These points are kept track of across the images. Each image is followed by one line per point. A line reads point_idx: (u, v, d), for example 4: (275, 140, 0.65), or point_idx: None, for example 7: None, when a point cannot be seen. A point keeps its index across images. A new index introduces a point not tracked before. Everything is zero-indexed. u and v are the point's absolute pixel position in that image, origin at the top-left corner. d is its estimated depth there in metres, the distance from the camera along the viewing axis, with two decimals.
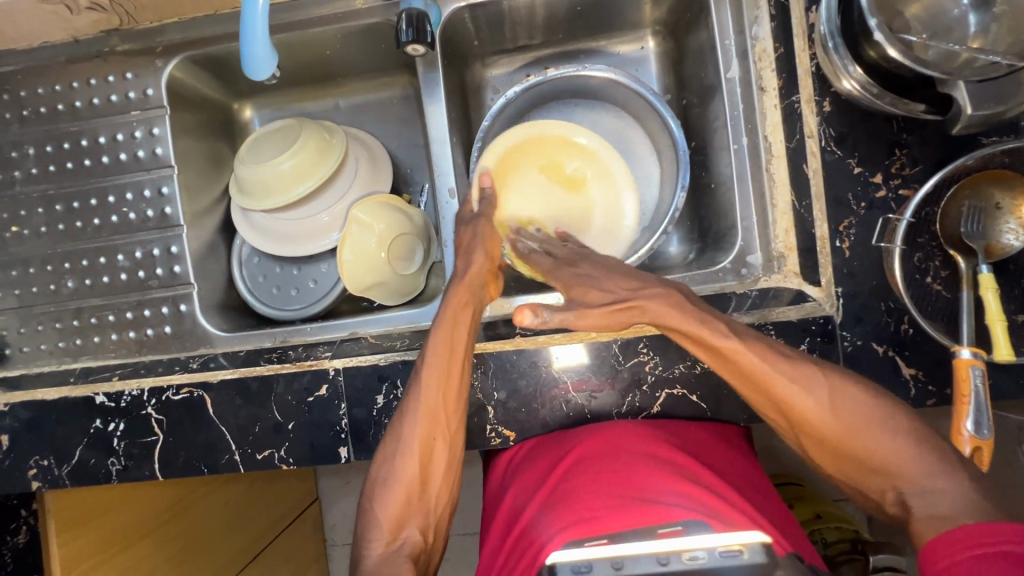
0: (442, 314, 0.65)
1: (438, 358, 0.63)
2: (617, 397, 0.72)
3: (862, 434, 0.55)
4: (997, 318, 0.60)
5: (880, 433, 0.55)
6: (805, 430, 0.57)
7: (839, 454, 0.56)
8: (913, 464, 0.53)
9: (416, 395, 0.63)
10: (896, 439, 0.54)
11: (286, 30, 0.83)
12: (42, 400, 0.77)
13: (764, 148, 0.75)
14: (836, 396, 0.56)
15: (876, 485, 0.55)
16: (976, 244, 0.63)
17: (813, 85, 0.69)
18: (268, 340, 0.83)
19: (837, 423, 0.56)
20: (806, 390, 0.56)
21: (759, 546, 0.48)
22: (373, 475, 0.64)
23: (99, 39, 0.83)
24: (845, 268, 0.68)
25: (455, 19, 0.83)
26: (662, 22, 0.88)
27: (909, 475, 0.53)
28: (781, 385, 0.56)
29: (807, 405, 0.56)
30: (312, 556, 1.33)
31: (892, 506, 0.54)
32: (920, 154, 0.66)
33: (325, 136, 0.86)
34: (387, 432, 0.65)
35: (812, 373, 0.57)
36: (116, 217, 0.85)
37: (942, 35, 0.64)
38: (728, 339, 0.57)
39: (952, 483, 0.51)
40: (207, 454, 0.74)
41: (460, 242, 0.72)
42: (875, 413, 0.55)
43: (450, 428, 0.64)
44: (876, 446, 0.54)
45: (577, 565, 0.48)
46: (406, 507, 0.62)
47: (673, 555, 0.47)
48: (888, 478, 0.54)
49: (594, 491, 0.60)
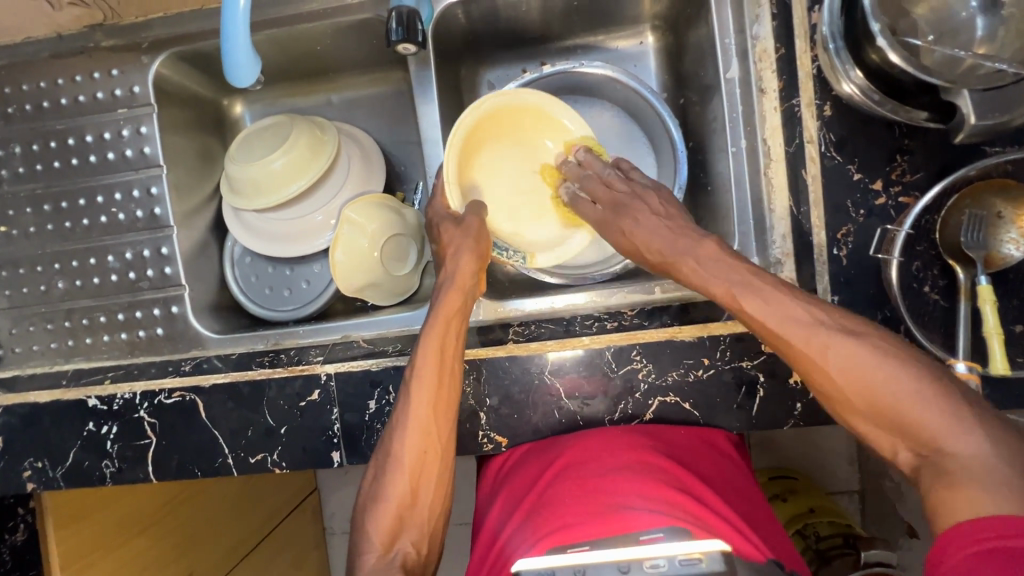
0: (432, 325, 0.67)
1: (428, 372, 0.64)
2: (609, 405, 0.71)
3: (876, 385, 0.51)
4: (994, 332, 0.59)
5: (900, 386, 0.51)
6: (821, 376, 0.54)
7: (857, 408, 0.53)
8: (951, 427, 0.48)
9: (404, 410, 0.64)
10: (921, 409, 0.49)
11: (275, 26, 0.81)
12: (35, 402, 0.77)
13: (763, 151, 0.72)
14: (848, 345, 0.53)
15: (890, 442, 0.52)
16: (976, 254, 0.62)
17: (814, 88, 0.68)
18: (260, 342, 0.82)
19: (852, 371, 0.52)
20: (813, 332, 0.54)
21: (718, 554, 0.51)
22: (365, 490, 0.65)
23: (83, 35, 0.81)
24: (842, 276, 0.67)
25: (448, 15, 0.80)
26: (662, 16, 0.85)
27: (928, 434, 0.49)
28: (797, 337, 0.55)
29: (820, 353, 0.54)
30: (311, 545, 1.35)
31: (909, 468, 0.51)
32: (921, 161, 0.65)
33: (317, 133, 0.85)
34: (377, 447, 0.66)
35: (826, 326, 0.54)
36: (105, 218, 0.84)
37: (949, 37, 0.61)
38: (734, 291, 0.58)
39: (975, 451, 0.47)
40: (201, 457, 0.75)
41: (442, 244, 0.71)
42: (886, 362, 0.52)
43: (443, 441, 0.65)
44: (882, 392, 0.51)
45: (541, 571, 0.52)
46: (398, 521, 0.62)
47: (634, 564, 0.50)
48: (906, 437, 0.50)
49: (575, 502, 0.61)
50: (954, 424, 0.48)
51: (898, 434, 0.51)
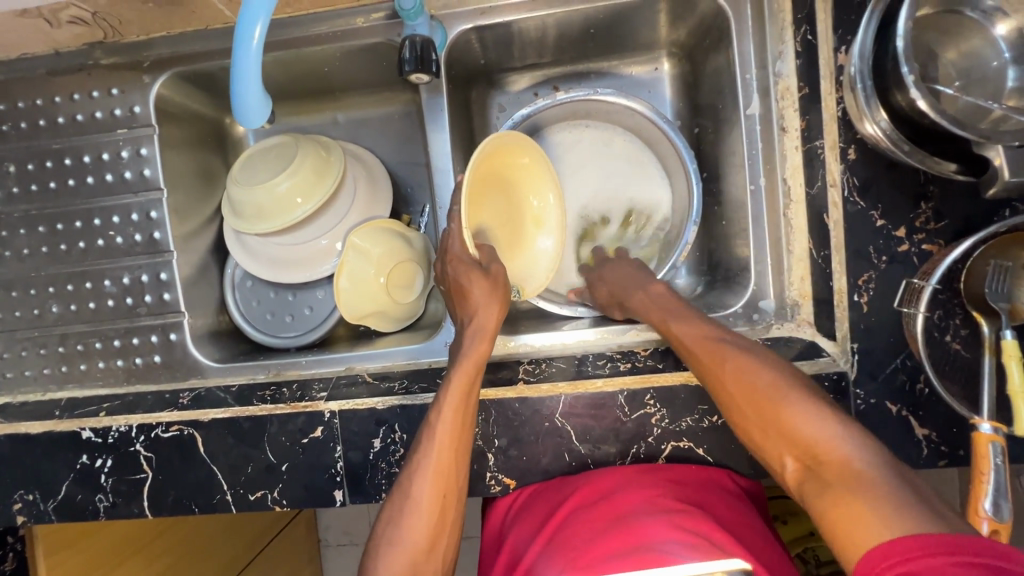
0: (458, 363, 0.65)
1: (455, 412, 0.62)
2: (621, 448, 0.69)
3: (786, 402, 0.56)
4: (1021, 392, 0.57)
5: (792, 399, 0.55)
6: (729, 390, 0.60)
7: (773, 429, 0.56)
8: (841, 440, 0.51)
9: (427, 450, 0.62)
10: (825, 431, 0.52)
11: (282, 48, 0.78)
12: (26, 433, 0.75)
13: (783, 191, 0.71)
14: (765, 366, 0.59)
15: (780, 452, 0.55)
16: (1001, 306, 0.60)
17: (838, 131, 0.66)
18: (261, 372, 0.80)
19: (759, 385, 0.58)
20: (734, 360, 0.60)
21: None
22: (377, 533, 0.61)
23: (82, 52, 0.78)
24: (862, 323, 0.66)
25: (461, 41, 0.78)
26: (679, 44, 0.83)
27: (818, 443, 0.52)
28: (715, 352, 0.62)
29: (738, 372, 0.59)
30: (306, 561, 1.33)
31: (795, 478, 0.53)
32: (947, 208, 0.63)
33: (323, 156, 0.82)
34: (392, 489, 0.63)
35: (744, 354, 0.61)
36: (102, 241, 0.81)
37: (978, 84, 0.60)
38: (691, 330, 0.65)
39: (855, 454, 0.50)
40: (198, 493, 0.72)
41: (468, 291, 0.68)
42: (793, 388, 0.56)
43: (462, 483, 0.63)
44: (792, 414, 0.55)
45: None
46: (413, 569, 0.58)
47: None
48: (799, 447, 0.53)
49: (596, 539, 0.61)
50: (854, 439, 0.51)
51: (801, 452, 0.53)
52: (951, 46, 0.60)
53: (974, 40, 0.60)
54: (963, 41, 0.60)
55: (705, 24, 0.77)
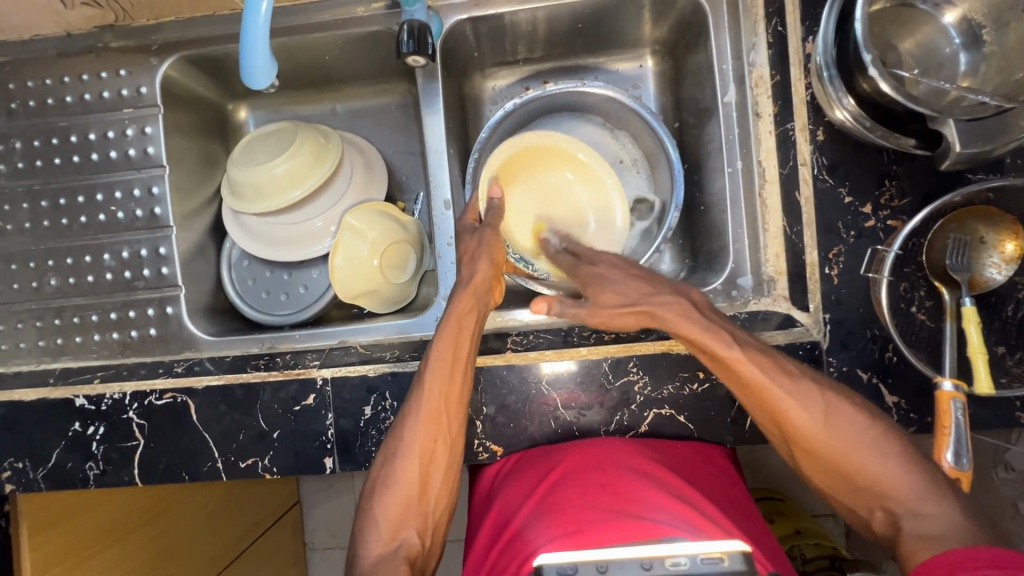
0: (442, 327, 0.68)
1: (441, 366, 0.65)
2: (605, 416, 0.72)
3: (856, 453, 0.57)
4: (979, 351, 0.61)
5: (875, 456, 0.56)
6: (794, 441, 0.60)
7: (837, 471, 0.58)
8: (923, 496, 0.54)
9: (417, 396, 0.65)
10: (899, 479, 0.55)
11: (285, 34, 0.82)
12: (19, 400, 0.76)
13: (758, 173, 0.75)
14: (830, 413, 0.58)
15: (866, 504, 0.57)
16: (961, 277, 0.64)
17: (807, 114, 0.71)
18: (255, 345, 0.82)
19: (831, 441, 0.58)
20: (804, 407, 0.59)
21: (739, 554, 0.47)
22: (373, 476, 0.66)
23: (93, 35, 0.81)
24: (833, 294, 0.69)
25: (456, 31, 0.83)
26: (661, 41, 0.88)
27: (904, 498, 0.54)
28: (782, 403, 0.59)
29: (803, 417, 0.58)
30: (290, 560, 1.31)
31: (881, 526, 0.56)
32: (909, 186, 0.68)
33: (321, 141, 0.85)
34: (387, 436, 0.67)
35: (814, 394, 0.59)
36: (104, 215, 0.83)
37: (933, 71, 0.65)
38: (730, 347, 0.60)
39: (944, 512, 0.52)
40: (189, 461, 0.73)
41: (465, 249, 0.75)
42: (871, 437, 0.57)
43: (451, 433, 0.66)
44: (869, 468, 0.56)
45: (563, 567, 0.47)
46: (404, 512, 0.63)
47: (657, 560, 0.47)
48: (879, 497, 0.56)
49: (586, 502, 0.60)
50: (925, 495, 0.54)
51: (875, 497, 0.56)
52: (908, 36, 0.66)
53: (928, 30, 0.65)
54: (918, 31, 0.65)
55: (685, 21, 0.81)
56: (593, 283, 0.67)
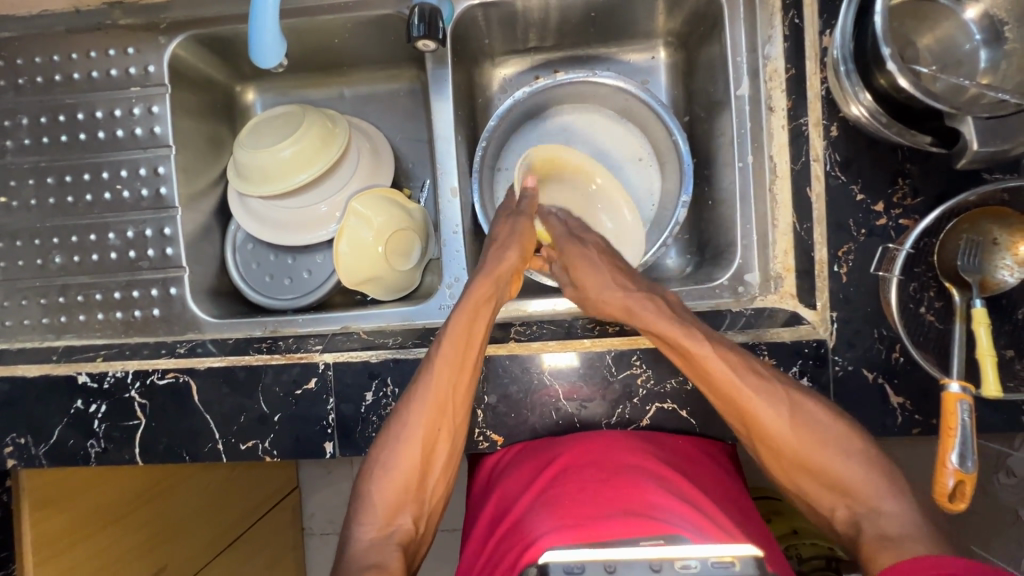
0: (461, 307, 0.67)
1: (455, 352, 0.65)
2: (607, 408, 0.72)
3: (820, 446, 0.60)
4: (987, 353, 0.60)
5: (833, 453, 0.59)
6: (763, 441, 0.62)
7: (802, 469, 0.61)
8: (880, 492, 0.57)
9: (428, 382, 0.65)
10: (858, 477, 0.58)
11: (295, 16, 0.81)
12: (22, 375, 0.76)
13: (769, 167, 0.74)
14: (795, 413, 0.61)
15: (829, 498, 0.60)
16: (972, 278, 0.63)
17: (822, 109, 0.69)
18: (258, 329, 0.82)
19: (799, 442, 0.60)
20: (771, 404, 0.61)
21: (750, 559, 0.47)
22: (370, 461, 0.65)
23: (101, 12, 0.81)
24: (841, 292, 0.68)
25: (467, 17, 0.81)
26: (674, 33, 0.87)
27: (865, 495, 0.58)
28: (752, 395, 0.61)
29: (768, 414, 0.61)
30: (289, 544, 1.32)
31: (840, 524, 0.59)
32: (922, 185, 0.67)
33: (328, 125, 0.84)
34: (390, 418, 0.66)
35: (779, 393, 0.62)
36: (109, 194, 0.83)
37: (952, 68, 0.64)
38: (698, 342, 0.63)
39: (903, 510, 0.56)
40: (189, 441, 0.73)
41: (495, 235, 0.73)
42: (835, 435, 0.60)
43: (456, 420, 0.66)
44: (833, 465, 0.59)
45: (571, 565, 0.47)
46: (402, 496, 0.63)
47: (666, 563, 0.46)
48: (842, 495, 0.59)
49: (591, 493, 0.60)
50: (884, 490, 0.58)
51: (837, 493, 0.59)
52: (927, 32, 0.65)
53: (948, 25, 0.64)
54: (938, 27, 0.64)
55: (700, 12, 0.80)
56: (576, 263, 0.71)
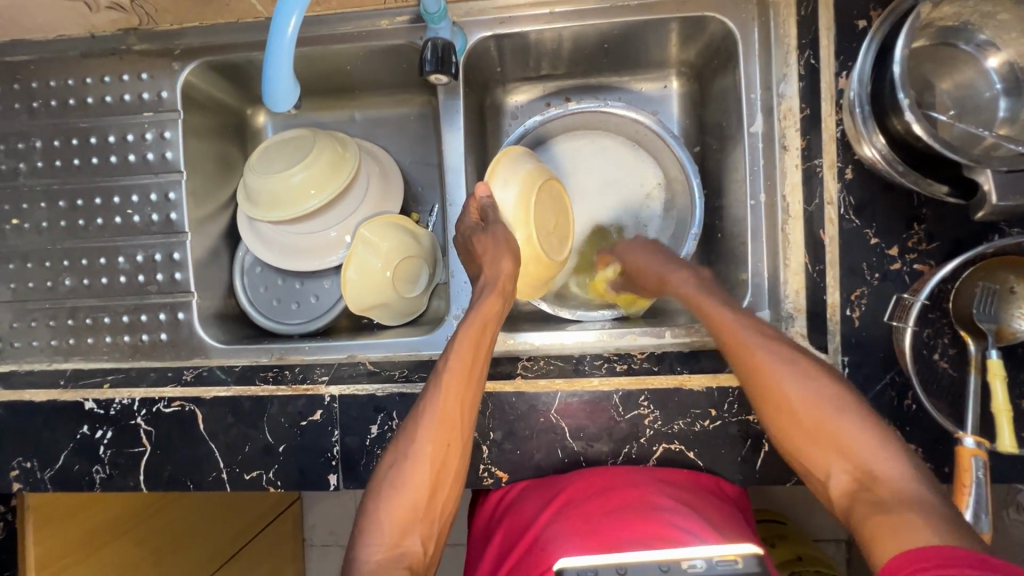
0: (468, 317, 0.69)
1: (464, 358, 0.66)
2: (613, 448, 0.71)
3: (819, 406, 0.56)
4: (1003, 409, 0.59)
5: (846, 419, 0.55)
6: (769, 399, 0.59)
7: (804, 432, 0.57)
8: (880, 453, 0.53)
9: (436, 394, 0.66)
10: (863, 441, 0.54)
11: (308, 44, 0.82)
12: (29, 400, 0.76)
13: (782, 208, 0.74)
14: (802, 373, 0.58)
15: (826, 464, 0.55)
16: (988, 327, 0.62)
17: (836, 150, 0.68)
18: (264, 356, 0.81)
19: (802, 399, 0.57)
20: (774, 361, 0.60)
21: (751, 557, 0.52)
22: (379, 477, 0.65)
23: (116, 37, 0.81)
24: (853, 337, 0.67)
25: (479, 47, 0.81)
26: (688, 64, 0.86)
27: (861, 456, 0.53)
28: (754, 348, 0.61)
29: (775, 371, 0.59)
30: (290, 557, 1.32)
31: (835, 491, 0.54)
32: (938, 231, 0.66)
33: (339, 151, 0.84)
34: (399, 433, 0.67)
35: (784, 352, 0.61)
36: (120, 218, 0.83)
37: (971, 114, 0.63)
38: (716, 308, 0.66)
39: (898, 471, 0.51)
40: (194, 470, 0.73)
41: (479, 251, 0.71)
42: (837, 400, 0.56)
43: (464, 436, 0.66)
44: (832, 423, 0.55)
45: (583, 569, 0.53)
46: (411, 517, 0.63)
47: (675, 564, 0.51)
48: (847, 458, 0.54)
49: (604, 522, 0.61)
50: (884, 450, 0.53)
51: (836, 455, 0.54)
52: (947, 76, 0.64)
53: (968, 71, 0.63)
54: (958, 72, 0.63)
55: (714, 45, 0.80)
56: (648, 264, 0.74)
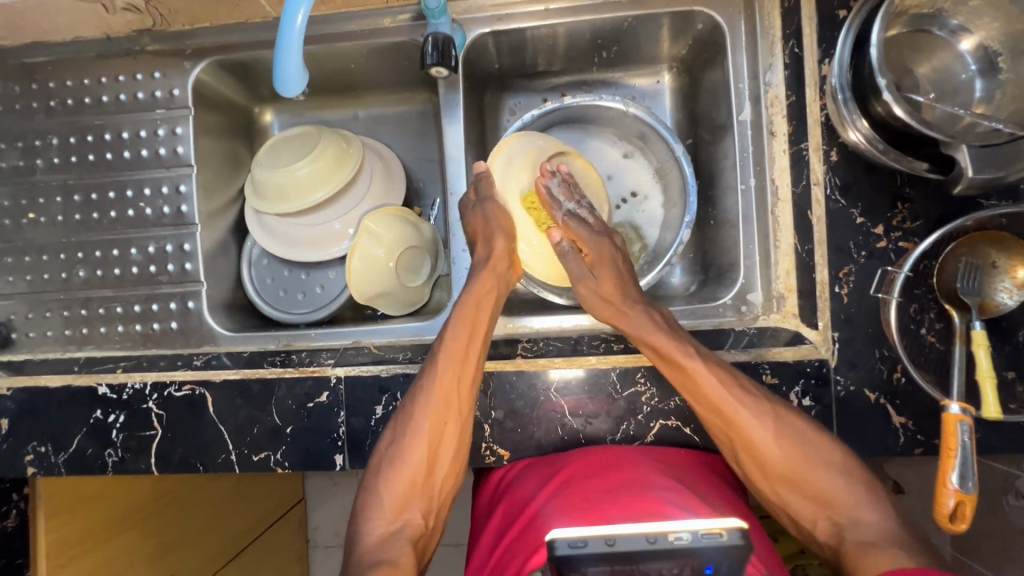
0: (463, 300, 0.72)
1: (458, 340, 0.69)
2: (612, 425, 0.73)
3: (803, 465, 0.63)
4: (988, 376, 0.61)
5: (823, 472, 0.63)
6: (746, 451, 0.66)
7: (787, 485, 0.65)
8: (858, 503, 0.62)
9: (433, 373, 0.68)
10: (837, 489, 0.62)
11: (313, 43, 0.85)
12: (44, 385, 0.78)
13: (771, 191, 0.76)
14: (779, 431, 0.65)
15: (811, 513, 0.64)
16: (972, 300, 0.64)
17: (822, 135, 0.71)
18: (271, 342, 0.84)
19: (780, 451, 0.64)
20: (755, 422, 0.64)
21: (737, 532, 0.46)
22: (380, 454, 0.68)
23: (131, 38, 0.85)
24: (842, 313, 0.70)
25: (478, 44, 0.85)
26: (679, 59, 0.89)
27: (845, 507, 0.62)
28: (733, 413, 0.65)
29: (755, 431, 0.64)
30: (294, 557, 1.33)
31: (821, 535, 0.63)
32: (922, 209, 0.69)
33: (342, 145, 0.87)
34: (398, 411, 0.69)
35: (766, 410, 0.65)
36: (132, 211, 0.86)
37: (949, 96, 0.66)
38: (690, 357, 0.66)
39: (879, 522, 0.60)
40: (204, 452, 0.75)
41: (473, 229, 0.78)
42: (818, 458, 0.63)
43: (460, 415, 0.68)
44: (818, 481, 0.63)
45: (575, 539, 0.46)
46: (410, 490, 0.66)
47: (659, 534, 0.46)
48: (823, 506, 0.63)
49: (597, 501, 0.63)
50: (861, 501, 0.62)
51: (818, 505, 0.63)
52: (925, 61, 0.67)
53: (945, 56, 0.66)
54: (935, 57, 0.66)
55: (703, 39, 0.83)
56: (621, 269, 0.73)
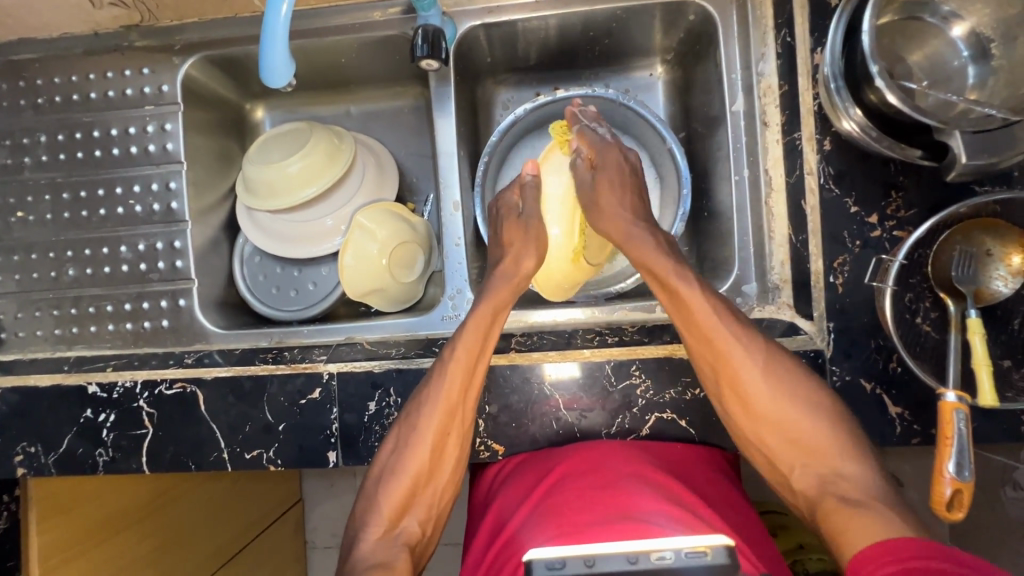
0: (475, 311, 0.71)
1: (468, 349, 0.68)
2: (607, 418, 0.72)
3: (789, 408, 0.62)
4: (983, 363, 0.61)
5: (809, 415, 0.62)
6: (731, 388, 0.65)
7: (775, 428, 0.63)
8: (844, 455, 0.60)
9: (439, 382, 0.67)
10: (825, 436, 0.61)
11: (303, 37, 0.84)
12: (34, 385, 0.78)
13: (764, 180, 0.78)
14: (770, 364, 0.64)
15: (792, 460, 0.62)
16: (967, 289, 0.64)
17: (814, 124, 0.70)
18: (264, 339, 0.83)
19: (770, 385, 0.63)
20: (747, 353, 0.64)
21: (724, 548, 0.46)
22: (382, 462, 0.67)
23: (119, 34, 0.84)
24: (837, 303, 0.69)
25: (470, 37, 0.84)
26: (672, 51, 0.89)
27: (829, 455, 0.60)
28: (723, 342, 0.64)
29: (746, 364, 0.64)
30: (291, 559, 1.32)
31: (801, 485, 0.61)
32: (916, 198, 0.68)
33: (333, 141, 0.87)
34: (401, 420, 0.68)
35: (759, 350, 0.64)
36: (122, 209, 0.86)
37: (942, 83, 0.65)
38: (686, 284, 0.67)
39: (861, 473, 0.58)
40: (195, 451, 0.74)
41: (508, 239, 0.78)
42: (808, 403, 0.62)
43: (465, 423, 0.68)
44: (803, 427, 0.62)
45: (552, 560, 0.47)
46: (409, 496, 0.65)
47: (642, 555, 0.47)
48: (810, 454, 0.61)
49: (582, 505, 0.61)
50: (846, 452, 0.60)
51: (804, 454, 0.61)
52: (917, 49, 0.66)
53: (937, 43, 0.65)
54: (927, 44, 0.66)
55: (696, 31, 0.82)
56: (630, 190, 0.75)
